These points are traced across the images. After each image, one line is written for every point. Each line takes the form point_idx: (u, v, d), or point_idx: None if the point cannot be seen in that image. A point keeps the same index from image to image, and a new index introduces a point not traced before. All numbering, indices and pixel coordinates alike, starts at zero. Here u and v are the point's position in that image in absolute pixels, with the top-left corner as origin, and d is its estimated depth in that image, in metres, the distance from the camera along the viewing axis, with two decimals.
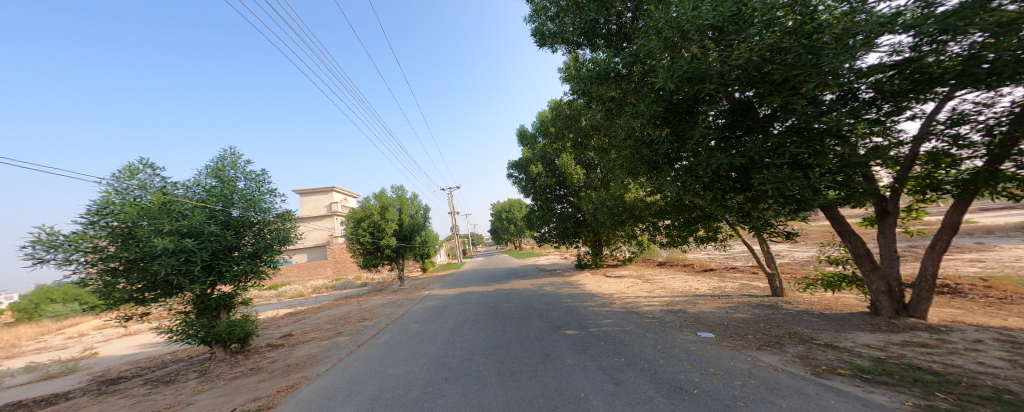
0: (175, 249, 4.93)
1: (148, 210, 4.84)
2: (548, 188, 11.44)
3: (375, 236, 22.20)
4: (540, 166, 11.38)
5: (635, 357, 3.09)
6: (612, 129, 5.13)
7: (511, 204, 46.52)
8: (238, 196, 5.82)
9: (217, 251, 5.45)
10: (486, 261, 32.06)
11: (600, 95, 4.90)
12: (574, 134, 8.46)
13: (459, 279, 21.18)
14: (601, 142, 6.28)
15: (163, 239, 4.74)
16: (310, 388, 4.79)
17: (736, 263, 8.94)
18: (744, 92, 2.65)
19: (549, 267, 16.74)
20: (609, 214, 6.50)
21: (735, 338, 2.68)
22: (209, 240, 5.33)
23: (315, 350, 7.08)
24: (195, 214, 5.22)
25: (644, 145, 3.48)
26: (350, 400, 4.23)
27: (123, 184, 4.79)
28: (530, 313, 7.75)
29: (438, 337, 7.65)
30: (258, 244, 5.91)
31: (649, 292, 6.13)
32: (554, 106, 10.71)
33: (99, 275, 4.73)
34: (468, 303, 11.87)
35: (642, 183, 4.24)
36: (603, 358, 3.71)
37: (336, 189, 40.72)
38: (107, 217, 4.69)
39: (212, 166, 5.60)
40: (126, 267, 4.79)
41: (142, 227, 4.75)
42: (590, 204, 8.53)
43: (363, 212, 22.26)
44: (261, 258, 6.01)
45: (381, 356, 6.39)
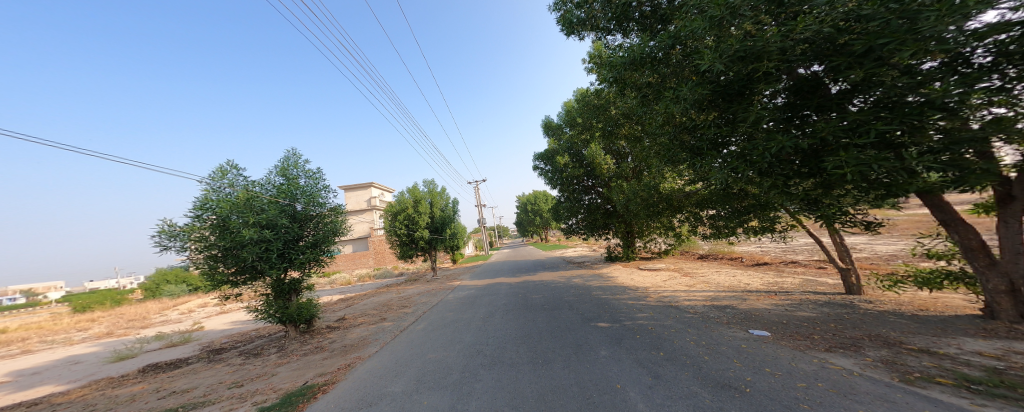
0: (258, 239, 5.62)
1: (237, 205, 5.54)
2: (575, 179, 11.14)
3: (409, 228, 23.29)
4: (567, 157, 11.10)
5: (676, 352, 2.98)
6: (646, 117, 4.88)
7: (538, 195, 46.26)
8: (301, 193, 6.38)
9: (288, 241, 6.11)
10: (514, 252, 32.26)
11: (634, 81, 4.68)
12: (603, 123, 8.11)
13: (487, 270, 21.68)
14: (634, 130, 6.03)
15: (249, 230, 5.44)
16: (368, 367, 5.18)
17: (797, 257, 8.16)
18: (810, 66, 2.37)
19: (578, 259, 16.57)
20: (641, 205, 6.19)
21: (797, 338, 2.47)
22: (282, 231, 6.00)
23: (368, 333, 7.63)
24: (271, 209, 5.87)
25: (684, 131, 3.29)
26: (399, 380, 4.50)
27: (217, 183, 5.49)
28: (560, 304, 7.74)
29: (474, 325, 7.88)
30: (318, 235, 6.48)
31: (691, 287, 5.82)
32: (581, 95, 10.38)
33: (204, 260, 5.59)
34: (498, 294, 12.10)
35: (681, 172, 4.01)
36: (639, 352, 3.62)
37: (374, 184, 43.09)
38: (207, 211, 5.45)
39: (279, 166, 6.16)
40: (223, 253, 5.58)
41: (233, 220, 5.49)
42: (621, 195, 8.23)
43: (398, 205, 23.43)
44: (320, 248, 6.58)
45: (420, 341, 6.71)
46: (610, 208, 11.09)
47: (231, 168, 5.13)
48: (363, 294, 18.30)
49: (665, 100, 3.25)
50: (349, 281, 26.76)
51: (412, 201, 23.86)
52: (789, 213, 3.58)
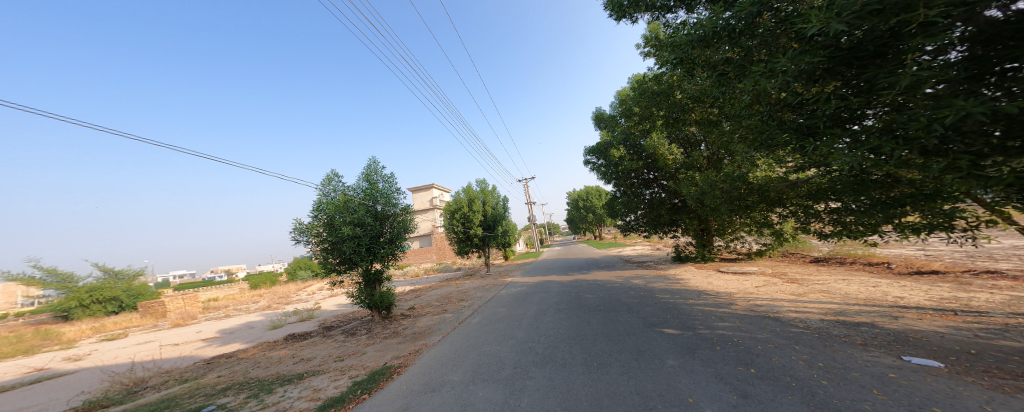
0: (352, 235, 6.47)
1: (338, 206, 6.48)
2: (634, 172, 10.41)
3: (464, 225, 24.41)
4: (622, 149, 10.42)
5: (774, 371, 2.53)
6: (724, 98, 4.28)
7: (590, 191, 44.75)
8: (381, 195, 7.07)
9: (373, 237, 6.86)
10: (566, 250, 31.62)
11: (706, 60, 4.12)
12: (666, 110, 7.40)
13: (538, 267, 21.63)
14: (707, 114, 5.36)
15: (346, 227, 6.29)
16: (429, 355, 5.44)
17: (1001, 266, 6.21)
18: (1013, 3, 1.74)
19: (638, 258, 15.58)
20: (723, 199, 5.52)
21: (995, 377, 1.85)
22: (369, 228, 6.77)
23: (440, 322, 8.21)
24: (360, 209, 6.67)
25: (788, 108, 2.78)
26: (459, 368, 4.67)
27: (323, 189, 6.52)
28: (618, 306, 7.30)
29: (532, 320, 7.89)
30: (395, 232, 7.08)
31: (799, 296, 4.97)
32: (639, 82, 9.63)
33: (318, 252, 6.70)
34: (549, 292, 11.93)
35: (784, 158, 3.41)
36: (719, 366, 3.18)
37: (434, 185, 46.16)
38: (319, 212, 6.54)
39: (364, 172, 6.93)
40: (330, 246, 6.60)
41: (336, 219, 6.46)
42: (693, 189, 7.44)
43: (454, 204, 24.67)
44: (397, 243, 7.17)
45: (480, 333, 6.89)
46: (678, 203, 10.12)
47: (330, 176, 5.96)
48: (432, 285, 20.10)
49: (757, 75, 2.79)
50: (417, 273, 29.39)
51: (466, 199, 24.93)
52: (974, 204, 2.76)
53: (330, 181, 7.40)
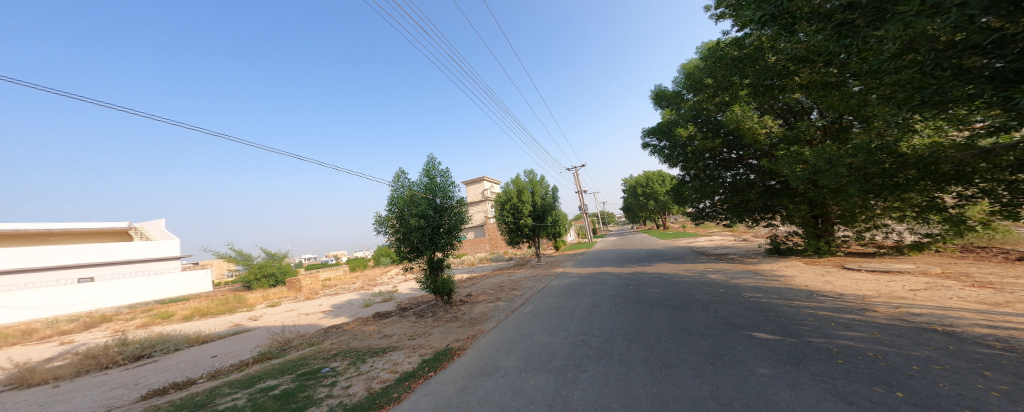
0: (419, 226, 7.27)
1: (405, 201, 7.29)
2: (708, 153, 9.25)
3: (515, 216, 24.67)
4: (690, 128, 9.34)
5: (934, 401, 1.95)
6: (843, 52, 3.42)
7: (649, 177, 41.65)
8: (440, 188, 7.60)
9: (434, 227, 7.45)
10: (625, 240, 29.90)
11: (809, 10, 3.30)
12: (750, 78, 6.34)
13: (593, 258, 20.94)
14: (820, 75, 4.38)
15: (412, 219, 7.04)
16: (479, 345, 6.05)
17: None
18: None
19: (714, 250, 13.98)
20: (849, 179, 4.65)
21: None
22: (430, 219, 7.38)
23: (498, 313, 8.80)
24: (422, 202, 7.33)
25: (967, 53, 2.14)
26: (513, 354, 5.26)
27: (394, 186, 7.35)
28: (688, 303, 6.58)
29: (588, 310, 7.87)
30: (453, 223, 7.55)
31: (997, 307, 3.78)
32: (709, 49, 8.41)
33: (392, 242, 7.67)
34: (604, 284, 11.38)
35: (972, 115, 2.65)
36: (841, 382, 2.57)
37: (485, 179, 47.50)
38: (391, 207, 7.45)
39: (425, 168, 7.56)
40: (400, 236, 7.48)
41: (403, 212, 7.26)
42: (798, 169, 6.32)
43: (504, 196, 24.92)
44: (454, 233, 7.66)
45: (531, 320, 7.21)
46: (774, 185, 8.66)
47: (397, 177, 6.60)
48: (491, 273, 21.34)
49: (910, 19, 2.20)
50: (472, 262, 30.94)
51: (516, 191, 25.11)
52: None
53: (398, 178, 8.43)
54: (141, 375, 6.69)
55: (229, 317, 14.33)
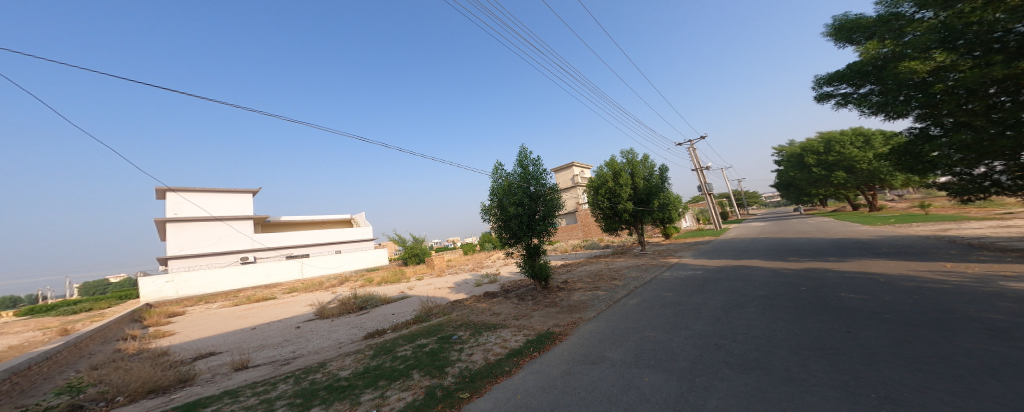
0: (515, 211, 13.22)
1: (507, 193, 13.38)
2: (1004, 85, 6.39)
3: (611, 200, 23.09)
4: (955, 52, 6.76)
5: None
6: None
7: (836, 137, 32.49)
8: (530, 180, 13.63)
9: (528, 215, 13.44)
10: (770, 227, 24.44)
11: None
12: None
13: (718, 248, 18.34)
14: None
15: (514, 208, 13.08)
16: (570, 343, 7.91)
17: None
18: None
19: (934, 248, 10.12)
20: None
21: None
22: (525, 207, 13.38)
23: (587, 313, 10.74)
24: (519, 193, 13.32)
25: None
26: (614, 351, 6.80)
27: (499, 183, 13.57)
28: (894, 322, 5.08)
29: (671, 313, 8.85)
30: (543, 212, 13.47)
31: None
32: None
33: (498, 225, 14.05)
34: (740, 288, 10.00)
35: None
36: None
37: (574, 164, 47.40)
38: (499, 197, 13.70)
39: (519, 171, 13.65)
40: (506, 221, 13.62)
41: (506, 201, 13.47)
42: None
43: (599, 180, 23.66)
44: (543, 219, 13.60)
45: (617, 326, 8.68)
46: None
47: (497, 166, 10.76)
48: (584, 264, 23.05)
49: None
50: (565, 250, 31.76)
51: (609, 174, 23.56)
52: None
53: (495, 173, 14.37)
54: (364, 320, 13.47)
55: (392, 290, 20.54)
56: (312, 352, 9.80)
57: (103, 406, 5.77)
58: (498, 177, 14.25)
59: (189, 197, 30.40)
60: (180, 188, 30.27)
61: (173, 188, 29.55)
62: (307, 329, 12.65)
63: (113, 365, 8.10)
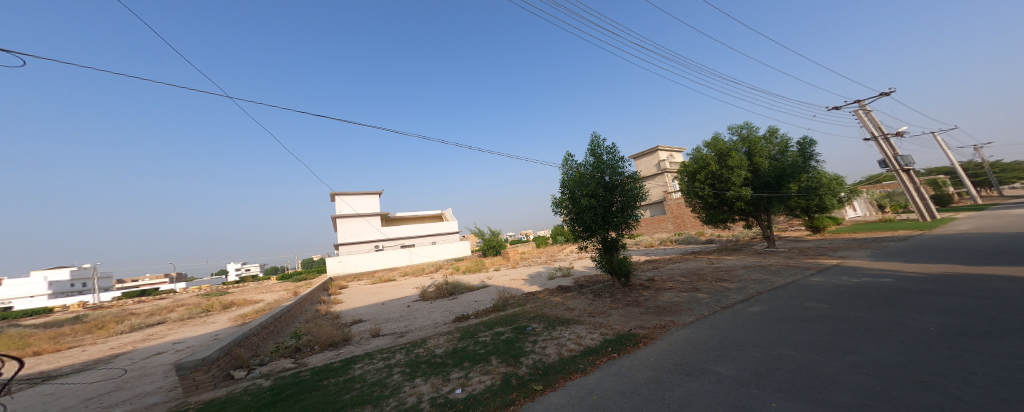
0: (588, 203, 12.12)
1: (579, 183, 12.54)
2: None
3: (714, 187, 18.67)
4: None
5: None
6: None
7: None
8: (605, 168, 12.51)
9: (605, 207, 12.24)
10: (1003, 221, 16.25)
11: None
12: None
13: (894, 252, 13.17)
14: None
15: (588, 199, 12.10)
16: (658, 347, 7.02)
17: None
18: None
19: None
20: None
21: None
22: (602, 198, 12.25)
23: (680, 317, 9.04)
24: (592, 182, 12.31)
25: None
26: (721, 362, 5.59)
27: (567, 171, 12.79)
28: None
29: (803, 325, 6.78)
30: (623, 202, 12.18)
31: None
32: None
33: (569, 219, 13.22)
34: (943, 307, 6.58)
35: None
36: None
37: (660, 148, 41.79)
38: (569, 189, 12.90)
39: (592, 156, 12.65)
40: (578, 214, 12.71)
41: (577, 193, 12.60)
42: None
43: (696, 163, 19.48)
44: (624, 210, 12.27)
45: (724, 334, 7.08)
46: None
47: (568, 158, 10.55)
48: (675, 260, 20.00)
49: None
50: (652, 243, 28.73)
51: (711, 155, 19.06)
52: None
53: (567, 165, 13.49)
54: (467, 302, 13.86)
55: (473, 279, 21.02)
56: (418, 328, 10.61)
57: (309, 350, 9.65)
58: (569, 168, 13.34)
59: (348, 200, 38.05)
60: (343, 192, 38.12)
61: (339, 194, 37.63)
62: (415, 307, 13.92)
63: (310, 325, 11.81)
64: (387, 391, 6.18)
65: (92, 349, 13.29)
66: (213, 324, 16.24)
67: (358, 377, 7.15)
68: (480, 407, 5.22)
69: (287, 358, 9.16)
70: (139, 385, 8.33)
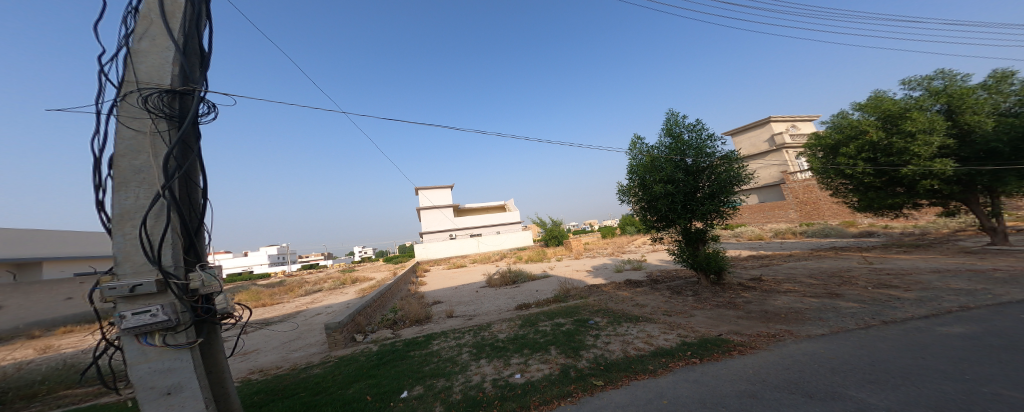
0: (663, 191, 8.77)
1: (648, 167, 9.14)
2: None
3: (875, 161, 10.50)
4: None
5: None
6: None
7: None
8: (688, 148, 8.96)
9: (688, 194, 8.78)
10: None
11: None
12: None
13: None
14: None
15: (662, 186, 8.71)
16: (762, 358, 4.64)
17: None
18: None
19: None
20: None
21: None
22: (683, 184, 8.77)
23: (803, 327, 5.92)
24: (668, 165, 8.88)
25: None
26: (881, 385, 3.28)
27: (633, 153, 9.50)
28: None
29: None
30: (714, 186, 8.58)
31: None
32: None
33: (640, 210, 9.91)
34: None
35: None
36: None
37: (774, 119, 30.10)
38: (635, 174, 9.64)
39: (667, 131, 9.25)
40: (649, 203, 9.44)
41: (648, 178, 9.19)
42: None
43: (836, 132, 11.35)
44: (717, 197, 8.58)
45: (880, 354, 4.22)
46: None
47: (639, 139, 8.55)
48: (797, 258, 14.55)
49: None
50: (761, 236, 22.28)
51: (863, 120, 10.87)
52: None
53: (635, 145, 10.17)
54: (529, 291, 12.62)
55: (534, 268, 19.78)
56: (485, 312, 9.92)
57: (402, 323, 9.69)
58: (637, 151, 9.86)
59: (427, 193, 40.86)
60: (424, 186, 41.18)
61: (421, 188, 40.68)
62: (482, 293, 13.33)
63: (402, 302, 12.23)
64: (456, 368, 5.45)
65: (290, 305, 17.20)
66: (345, 294, 18.96)
67: (435, 351, 6.59)
68: (536, 395, 4.09)
69: (387, 329, 9.37)
70: (301, 341, 9.80)
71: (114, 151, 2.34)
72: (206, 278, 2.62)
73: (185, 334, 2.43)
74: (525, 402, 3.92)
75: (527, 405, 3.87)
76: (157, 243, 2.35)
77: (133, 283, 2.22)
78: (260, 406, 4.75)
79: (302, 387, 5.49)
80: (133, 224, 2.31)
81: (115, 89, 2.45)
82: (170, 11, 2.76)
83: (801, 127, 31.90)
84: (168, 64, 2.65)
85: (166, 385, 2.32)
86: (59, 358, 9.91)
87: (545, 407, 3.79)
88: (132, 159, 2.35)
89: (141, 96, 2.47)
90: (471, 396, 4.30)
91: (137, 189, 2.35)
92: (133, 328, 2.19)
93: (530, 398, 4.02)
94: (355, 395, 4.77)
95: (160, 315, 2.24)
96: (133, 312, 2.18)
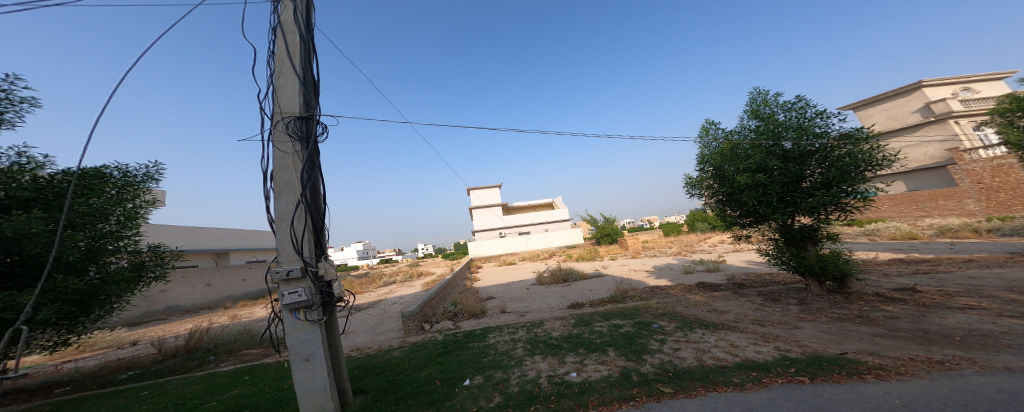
0: (749, 183, 7.01)
1: (726, 156, 7.48)
2: None
3: None
4: None
5: None
6: None
7: None
8: (785, 129, 7.02)
9: (787, 184, 6.88)
10: None
11: None
12: None
13: None
14: None
15: (746, 177, 6.98)
16: (913, 386, 3.33)
17: None
18: None
19: None
20: None
21: None
22: (779, 174, 6.88)
23: (997, 356, 4.12)
24: (755, 152, 7.12)
25: None
26: None
27: (706, 140, 7.93)
28: None
29: None
30: (827, 174, 6.55)
31: None
32: None
33: (715, 205, 8.24)
34: None
35: None
36: None
37: (927, 82, 22.02)
38: (707, 165, 8.02)
39: (751, 111, 7.46)
40: (728, 197, 7.77)
41: (726, 169, 7.51)
42: None
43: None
44: (831, 185, 6.56)
45: None
46: None
47: (708, 125, 7.69)
48: (984, 265, 10.13)
49: None
50: (911, 234, 15.87)
51: None
52: None
53: (706, 132, 8.49)
54: (584, 290, 12.00)
55: (587, 267, 18.84)
56: (538, 309, 9.74)
57: (461, 316, 10.13)
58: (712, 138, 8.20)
59: (481, 194, 42.57)
60: (479, 187, 42.92)
61: (475, 188, 42.49)
62: (532, 291, 13.18)
63: (461, 297, 12.82)
64: (510, 362, 5.42)
65: (371, 294, 19.65)
66: (413, 287, 20.89)
67: (491, 345, 6.67)
68: (595, 396, 3.76)
69: (449, 320, 9.90)
70: (382, 326, 10.97)
71: (274, 169, 3.47)
72: (328, 267, 3.53)
73: (317, 312, 3.37)
74: (583, 401, 3.64)
75: (584, 404, 3.58)
76: (299, 238, 3.37)
77: (287, 269, 3.25)
78: (356, 379, 5.46)
79: (387, 367, 6.10)
80: (284, 223, 3.37)
81: (271, 121, 3.62)
82: (293, 52, 3.86)
83: (979, 88, 22.88)
84: (296, 96, 3.74)
85: (306, 350, 3.29)
86: (241, 324, 13.17)
87: (603, 409, 3.44)
88: (283, 174, 3.47)
89: (283, 124, 3.56)
90: (527, 390, 4.20)
91: (287, 197, 3.44)
92: (289, 304, 3.17)
93: (588, 398, 3.71)
94: (427, 379, 5.04)
95: (302, 296, 3.19)
96: (287, 292, 3.16)
